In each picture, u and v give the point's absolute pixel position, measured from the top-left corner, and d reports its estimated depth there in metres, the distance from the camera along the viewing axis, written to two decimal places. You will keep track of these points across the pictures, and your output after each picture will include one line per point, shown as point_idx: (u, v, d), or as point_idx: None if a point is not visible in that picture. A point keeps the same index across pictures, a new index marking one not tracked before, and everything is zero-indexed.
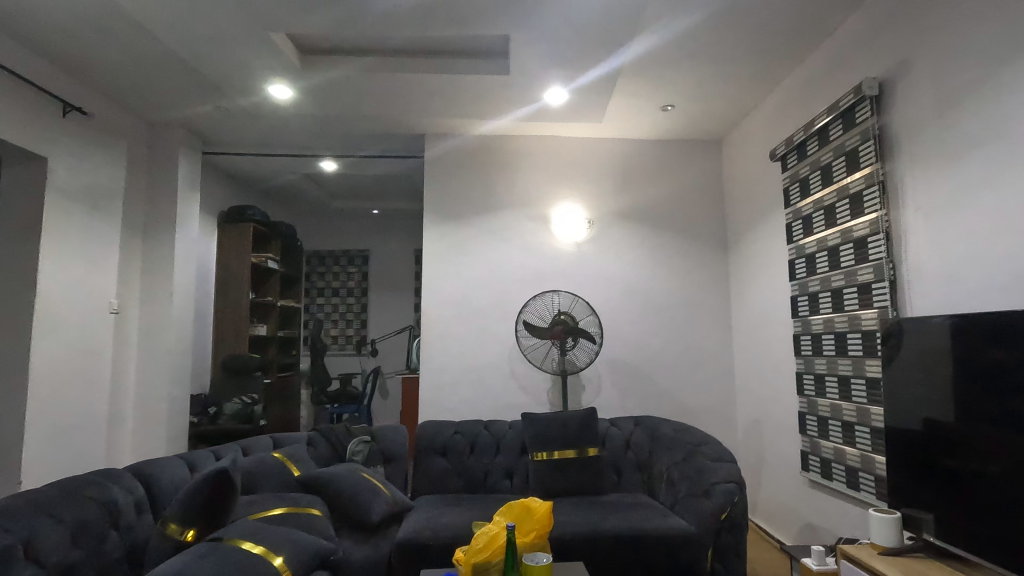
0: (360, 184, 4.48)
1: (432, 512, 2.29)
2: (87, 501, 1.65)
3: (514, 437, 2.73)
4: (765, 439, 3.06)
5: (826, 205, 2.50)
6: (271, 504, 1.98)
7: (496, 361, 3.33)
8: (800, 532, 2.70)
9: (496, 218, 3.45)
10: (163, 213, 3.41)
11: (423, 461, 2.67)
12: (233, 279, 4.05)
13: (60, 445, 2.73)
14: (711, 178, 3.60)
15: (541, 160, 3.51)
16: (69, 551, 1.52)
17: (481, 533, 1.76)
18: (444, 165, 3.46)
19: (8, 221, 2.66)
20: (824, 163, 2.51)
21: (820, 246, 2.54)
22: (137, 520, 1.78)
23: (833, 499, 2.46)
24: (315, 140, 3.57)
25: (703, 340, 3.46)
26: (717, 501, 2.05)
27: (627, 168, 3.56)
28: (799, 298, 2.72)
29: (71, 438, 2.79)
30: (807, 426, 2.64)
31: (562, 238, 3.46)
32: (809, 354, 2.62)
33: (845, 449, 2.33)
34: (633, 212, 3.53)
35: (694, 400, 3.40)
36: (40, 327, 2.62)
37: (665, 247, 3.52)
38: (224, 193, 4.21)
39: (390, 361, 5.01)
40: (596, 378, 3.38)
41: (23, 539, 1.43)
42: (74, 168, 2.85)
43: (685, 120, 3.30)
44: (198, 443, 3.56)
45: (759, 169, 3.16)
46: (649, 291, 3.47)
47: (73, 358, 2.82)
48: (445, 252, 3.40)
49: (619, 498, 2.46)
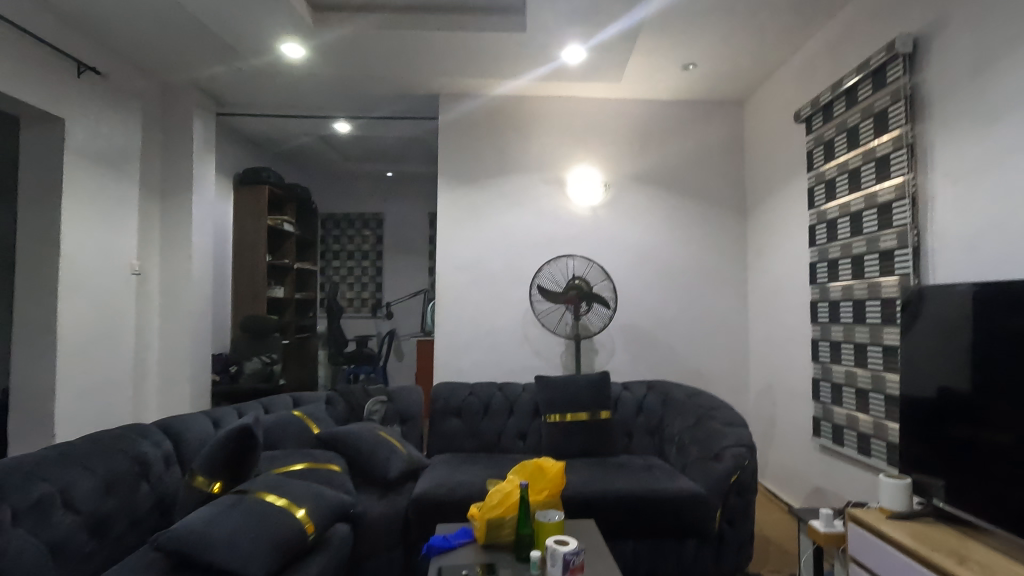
0: (373, 146, 4.44)
1: (447, 470, 2.35)
2: (118, 453, 1.73)
3: (527, 399, 2.78)
4: (777, 404, 3.08)
5: (850, 169, 2.43)
6: (292, 460, 2.05)
7: (510, 325, 3.36)
8: (808, 496, 2.74)
9: (511, 181, 3.41)
10: (180, 175, 3.43)
11: (438, 421, 2.73)
12: (250, 241, 4.09)
13: (88, 401, 2.83)
14: (732, 140, 3.51)
15: (557, 122, 3.44)
16: (104, 500, 1.61)
17: (495, 491, 1.80)
18: (459, 126, 3.41)
19: (29, 182, 2.69)
20: (851, 125, 2.42)
21: (842, 211, 2.48)
22: (165, 472, 1.86)
23: (843, 464, 2.48)
24: (328, 101, 3.53)
25: (718, 306, 3.44)
26: (727, 465, 2.08)
27: (646, 129, 3.48)
28: (818, 264, 2.68)
29: (98, 394, 2.90)
30: (820, 393, 2.64)
31: (578, 202, 3.42)
32: (826, 320, 2.60)
33: (859, 416, 2.34)
34: (651, 176, 3.46)
35: (707, 365, 3.41)
36: (66, 287, 2.69)
37: (682, 211, 3.46)
38: (239, 154, 4.20)
39: (405, 324, 5.07)
40: (609, 342, 3.39)
41: (60, 488, 1.51)
42: (91, 130, 2.85)
43: (707, 80, 3.19)
44: (221, 400, 3.68)
45: (783, 131, 3.06)
46: (665, 256, 3.44)
47: (99, 318, 2.90)
48: (459, 215, 3.39)
49: (630, 460, 2.50)
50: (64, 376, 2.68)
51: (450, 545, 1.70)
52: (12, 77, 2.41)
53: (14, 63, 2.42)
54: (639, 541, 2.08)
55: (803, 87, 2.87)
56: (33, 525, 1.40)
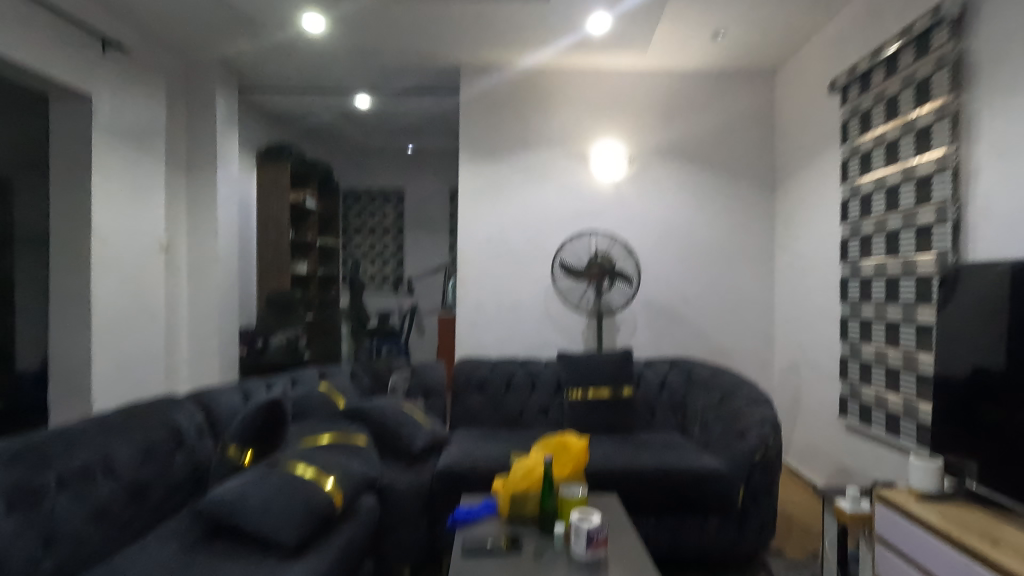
0: (394, 121, 4.40)
1: (470, 444, 2.38)
2: (154, 423, 1.78)
3: (549, 375, 2.78)
4: (802, 382, 3.04)
5: (888, 141, 2.33)
6: (320, 432, 2.09)
7: (532, 301, 3.35)
8: (833, 475, 2.72)
9: (533, 155, 3.36)
10: (205, 151, 3.45)
11: (461, 395, 2.76)
12: (273, 217, 4.13)
13: (122, 373, 2.92)
14: (761, 111, 3.40)
15: (580, 94, 3.36)
16: (141, 468, 1.66)
17: (519, 465, 1.82)
18: (481, 99, 3.36)
19: (59, 158, 2.74)
20: (890, 95, 2.32)
21: (877, 186, 2.40)
22: (199, 442, 1.91)
23: (870, 443, 2.44)
24: (349, 75, 3.50)
25: (744, 283, 3.38)
26: (752, 442, 2.07)
27: (672, 101, 3.38)
28: (850, 240, 2.60)
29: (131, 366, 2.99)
30: (848, 371, 2.59)
31: (601, 177, 3.36)
32: (857, 298, 2.53)
33: (888, 395, 2.29)
34: (677, 149, 3.38)
35: (732, 342, 3.37)
36: (97, 262, 2.75)
37: (708, 186, 3.39)
38: (261, 130, 4.21)
39: (427, 299, 5.10)
40: (632, 319, 3.37)
41: (100, 456, 1.56)
42: (117, 106, 2.88)
43: (737, 48, 3.08)
44: (248, 373, 3.76)
45: (816, 102, 2.95)
46: (690, 232, 3.38)
47: (130, 292, 2.97)
48: (481, 190, 3.36)
49: (653, 436, 2.50)
50: (99, 348, 2.76)
51: (475, 518, 1.73)
52: (39, 52, 2.42)
53: (42, 40, 2.43)
54: (661, 516, 2.09)
55: (838, 55, 2.75)
56: (76, 491, 1.46)
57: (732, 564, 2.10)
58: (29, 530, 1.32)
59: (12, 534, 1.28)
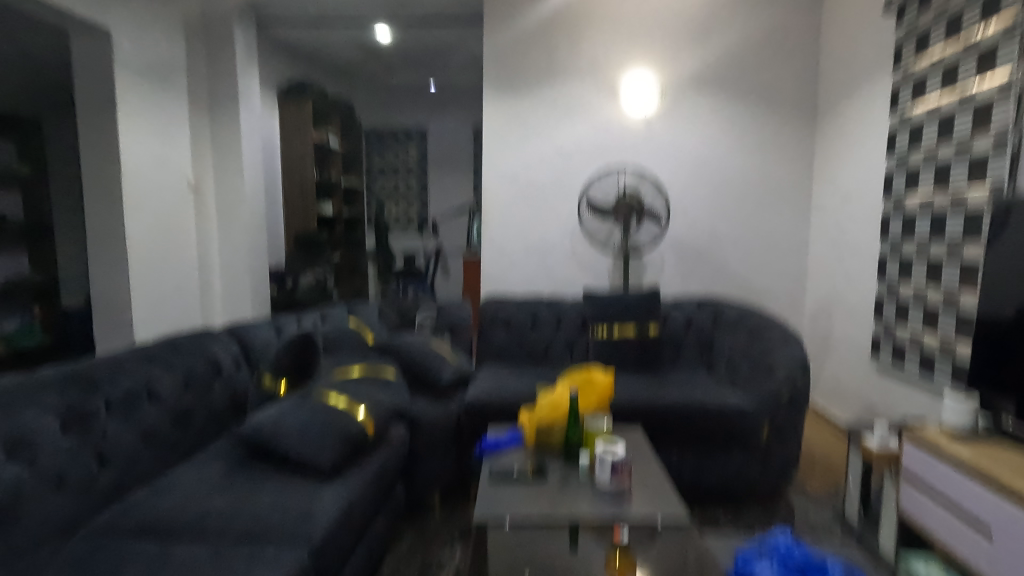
0: (415, 54, 4.25)
1: (496, 379, 2.43)
2: (193, 354, 1.85)
3: (574, 313, 2.78)
4: (834, 322, 2.98)
5: (946, 66, 2.15)
6: (351, 364, 2.15)
7: (557, 239, 3.31)
8: (860, 413, 2.71)
9: (559, 88, 3.22)
10: (226, 88, 3.40)
11: (487, 332, 2.78)
12: (297, 156, 4.10)
13: (160, 310, 3.03)
14: (806, 36, 3.16)
15: (610, 21, 3.17)
16: (183, 396, 1.74)
17: (545, 398, 1.86)
18: (505, 28, 3.19)
19: (83, 96, 2.73)
20: (953, 12, 2.12)
21: (931, 115, 2.23)
22: (236, 373, 1.98)
23: (901, 384, 2.40)
24: (368, 4, 3.35)
25: (777, 221, 3.27)
26: (780, 380, 2.05)
27: (708, 26, 3.17)
28: (895, 174, 2.46)
29: (167, 303, 3.09)
30: (882, 311, 2.52)
31: (631, 110, 3.21)
32: (898, 235, 2.43)
33: (924, 335, 2.23)
34: (713, 79, 3.20)
35: (762, 282, 3.30)
36: (129, 202, 2.79)
37: (744, 119, 3.22)
38: (281, 66, 4.12)
39: None
40: (660, 258, 3.31)
41: (144, 383, 1.63)
42: (136, 41, 2.83)
43: None
44: (281, 311, 3.86)
45: (868, 23, 2.72)
46: (723, 168, 3.25)
47: (162, 231, 3.03)
48: (505, 126, 3.26)
49: (678, 374, 2.50)
50: (137, 286, 2.85)
51: (502, 449, 1.77)
52: None
53: None
54: (686, 450, 2.11)
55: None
56: (125, 416, 1.54)
57: (754, 496, 2.13)
58: (85, 451, 1.40)
59: (69, 454, 1.36)
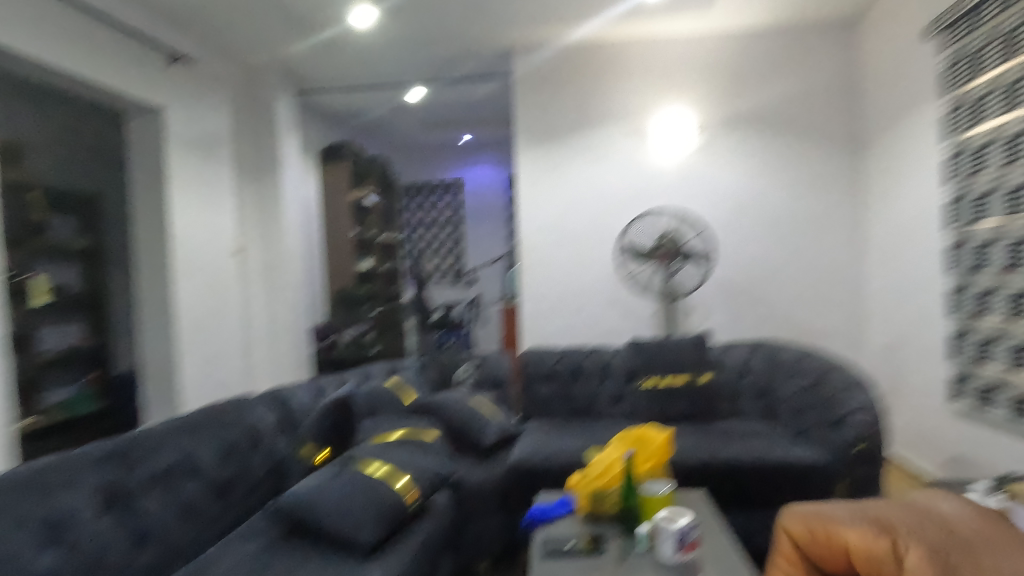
0: (447, 109, 4.57)
1: (541, 437, 2.38)
2: (233, 424, 1.84)
3: (621, 363, 2.81)
4: (903, 363, 2.88)
5: (1003, 85, 2.10)
6: (390, 429, 2.10)
7: (597, 287, 3.40)
8: (946, 463, 2.55)
9: (591, 134, 3.38)
10: (268, 157, 3.71)
11: (530, 387, 2.83)
12: (336, 215, 4.45)
13: (212, 368, 3.28)
14: (840, 74, 3.23)
15: (641, 64, 3.34)
16: (222, 467, 1.73)
17: (597, 461, 1.73)
18: (542, 81, 3.40)
19: (142, 173, 3.02)
20: (1004, 32, 2.09)
21: (994, 134, 2.16)
22: (277, 439, 1.99)
23: (992, 428, 2.25)
24: (401, 66, 3.64)
25: (828, 254, 3.26)
26: (852, 432, 2.01)
27: (738, 62, 3.28)
28: (958, 203, 2.38)
29: (214, 360, 3.29)
30: (960, 350, 2.40)
31: (663, 152, 3.34)
32: (969, 268, 2.33)
33: (1012, 376, 2.11)
34: (747, 119, 3.29)
35: (818, 322, 3.28)
36: (177, 267, 3.04)
37: (779, 159, 3.28)
38: (317, 131, 4.49)
39: (488, 290, 5.74)
40: (704, 301, 3.35)
41: (184, 456, 1.62)
42: (190, 118, 3.17)
43: (804, 4, 2.96)
44: (323, 369, 4.06)
45: (908, 47, 2.74)
46: (763, 202, 3.29)
47: (207, 296, 3.25)
48: (539, 176, 3.42)
49: (735, 426, 2.49)
50: (187, 342, 3.09)
51: (552, 516, 1.67)
52: (104, 68, 2.62)
53: (100, 56, 2.60)
54: (752, 504, 2.09)
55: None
56: (164, 488, 1.53)
57: None
58: (119, 530, 1.38)
59: (104, 534, 1.35)
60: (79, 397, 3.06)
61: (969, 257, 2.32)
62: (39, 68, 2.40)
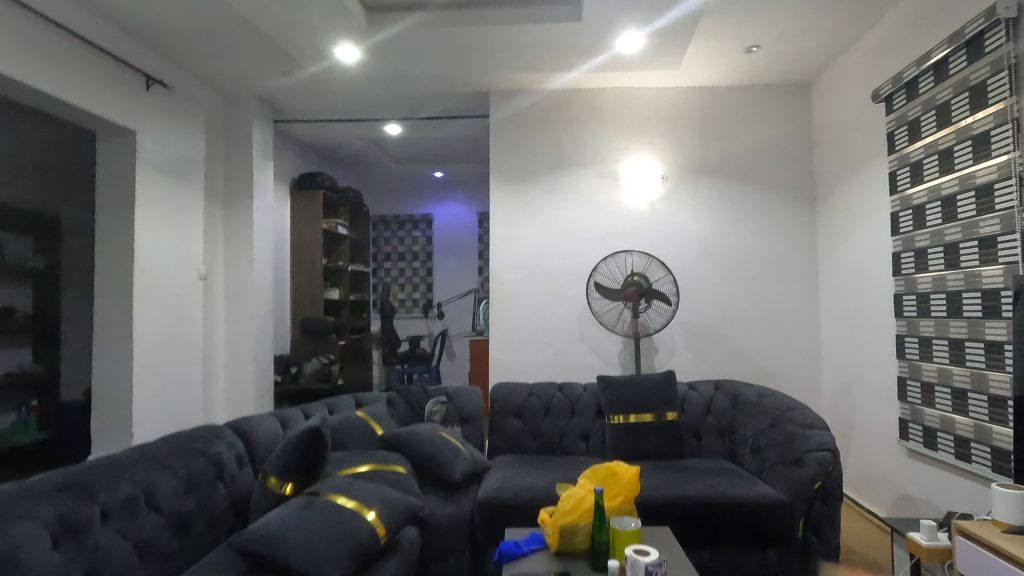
0: (424, 145, 4.67)
1: (509, 472, 2.38)
2: (196, 454, 1.80)
3: (589, 399, 2.85)
4: (855, 405, 3.01)
5: (941, 148, 2.31)
6: (358, 461, 2.08)
7: (565, 324, 3.47)
8: (895, 503, 2.65)
9: (563, 176, 3.50)
10: (242, 184, 3.70)
11: (498, 422, 2.84)
12: (307, 244, 4.43)
13: (170, 396, 3.18)
14: (796, 132, 3.46)
15: (615, 112, 3.50)
16: (183, 499, 1.67)
17: (567, 496, 1.75)
18: (517, 124, 3.53)
19: (110, 194, 2.97)
20: (940, 101, 2.31)
21: (934, 193, 2.35)
22: (240, 472, 1.94)
23: (937, 468, 2.37)
24: (380, 103, 3.72)
25: (785, 299, 3.42)
26: (810, 470, 2.09)
27: (702, 116, 3.49)
28: (903, 254, 2.56)
29: (171, 388, 3.18)
30: (906, 393, 2.54)
31: (634, 195, 3.48)
32: (914, 315, 2.49)
33: (955, 418, 2.23)
34: (713, 168, 3.47)
35: (775, 364, 3.41)
36: (140, 291, 2.97)
37: (740, 207, 3.46)
38: (292, 160, 4.51)
39: (456, 324, 5.74)
40: (669, 340, 3.44)
41: (144, 487, 1.57)
42: (164, 142, 3.15)
43: (763, 65, 3.19)
44: (285, 400, 3.96)
45: (856, 110, 2.97)
46: (725, 247, 3.45)
47: (169, 322, 3.17)
48: (511, 214, 3.51)
49: (699, 464, 2.55)
50: (145, 369, 2.99)
51: (522, 551, 1.67)
52: (80, 89, 2.61)
53: (78, 77, 2.59)
54: (716, 541, 2.12)
55: (755, 16, 2.64)
56: (120, 523, 1.46)
57: None
58: (75, 564, 1.31)
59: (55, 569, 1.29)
60: (22, 424, 2.86)
61: (914, 305, 2.48)
62: (14, 85, 2.37)
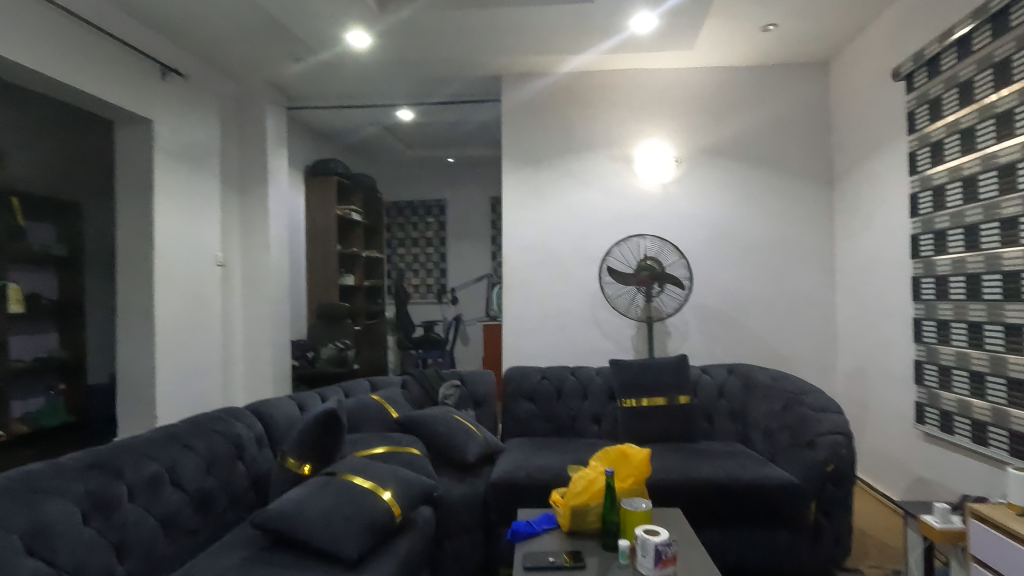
0: (436, 130, 4.66)
1: (522, 455, 2.41)
2: (217, 435, 1.85)
3: (602, 383, 2.87)
4: (870, 389, 2.99)
5: (963, 127, 2.25)
6: (374, 443, 2.12)
7: (578, 308, 3.47)
8: (909, 487, 2.64)
9: (575, 160, 3.48)
10: (256, 171, 3.74)
11: (511, 405, 2.87)
12: (322, 230, 4.47)
13: (191, 380, 3.26)
14: (813, 112, 3.39)
15: (628, 94, 3.46)
16: (205, 478, 1.73)
17: (579, 477, 1.77)
18: (529, 107, 3.51)
19: (129, 182, 3.02)
20: (963, 79, 2.25)
21: (955, 173, 2.30)
22: (259, 452, 1.99)
23: (953, 451, 2.35)
24: (392, 88, 3.72)
25: (800, 282, 3.38)
26: (823, 453, 2.09)
27: (717, 97, 3.43)
28: (922, 236, 2.52)
29: (192, 372, 3.26)
30: (923, 376, 2.52)
31: (647, 178, 3.45)
32: (932, 298, 2.45)
33: (972, 402, 2.21)
34: (727, 150, 3.43)
35: (790, 348, 3.38)
36: (159, 278, 3.03)
37: (755, 189, 3.41)
38: (305, 147, 4.53)
39: (469, 309, 5.78)
40: (683, 324, 3.44)
41: (168, 466, 1.62)
42: (180, 130, 3.19)
43: (779, 44, 3.13)
44: (302, 384, 4.04)
45: (876, 88, 2.90)
46: (739, 230, 3.42)
47: (188, 307, 3.24)
48: (523, 198, 3.50)
49: (711, 447, 2.56)
50: (166, 353, 3.06)
51: (535, 531, 1.70)
52: (96, 78, 2.65)
53: (94, 66, 2.63)
54: (727, 523, 2.14)
55: None
56: (146, 500, 1.52)
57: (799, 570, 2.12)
58: (105, 538, 1.37)
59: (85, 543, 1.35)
60: (49, 407, 3.04)
61: (932, 288, 2.44)
62: (32, 76, 2.41)
